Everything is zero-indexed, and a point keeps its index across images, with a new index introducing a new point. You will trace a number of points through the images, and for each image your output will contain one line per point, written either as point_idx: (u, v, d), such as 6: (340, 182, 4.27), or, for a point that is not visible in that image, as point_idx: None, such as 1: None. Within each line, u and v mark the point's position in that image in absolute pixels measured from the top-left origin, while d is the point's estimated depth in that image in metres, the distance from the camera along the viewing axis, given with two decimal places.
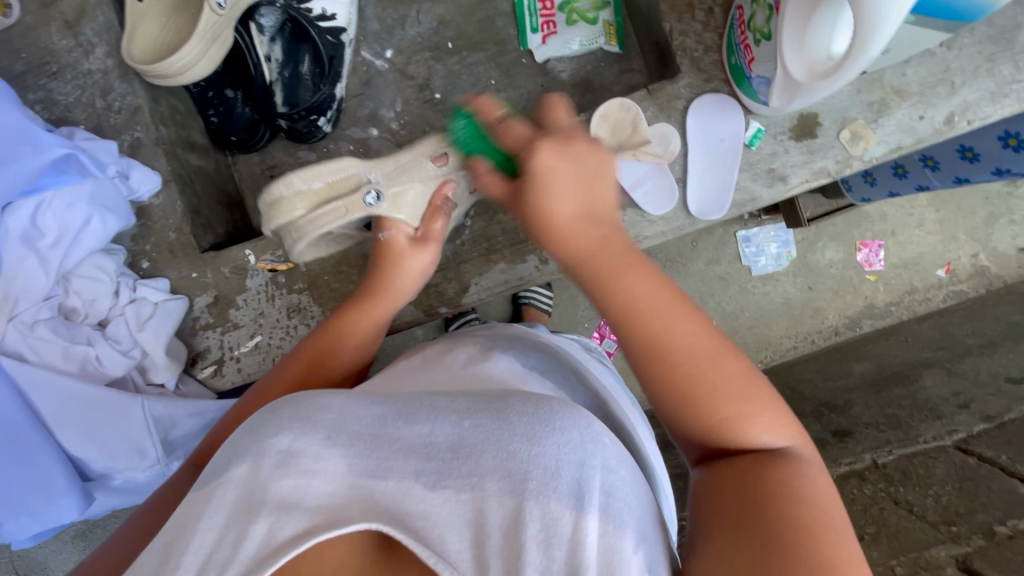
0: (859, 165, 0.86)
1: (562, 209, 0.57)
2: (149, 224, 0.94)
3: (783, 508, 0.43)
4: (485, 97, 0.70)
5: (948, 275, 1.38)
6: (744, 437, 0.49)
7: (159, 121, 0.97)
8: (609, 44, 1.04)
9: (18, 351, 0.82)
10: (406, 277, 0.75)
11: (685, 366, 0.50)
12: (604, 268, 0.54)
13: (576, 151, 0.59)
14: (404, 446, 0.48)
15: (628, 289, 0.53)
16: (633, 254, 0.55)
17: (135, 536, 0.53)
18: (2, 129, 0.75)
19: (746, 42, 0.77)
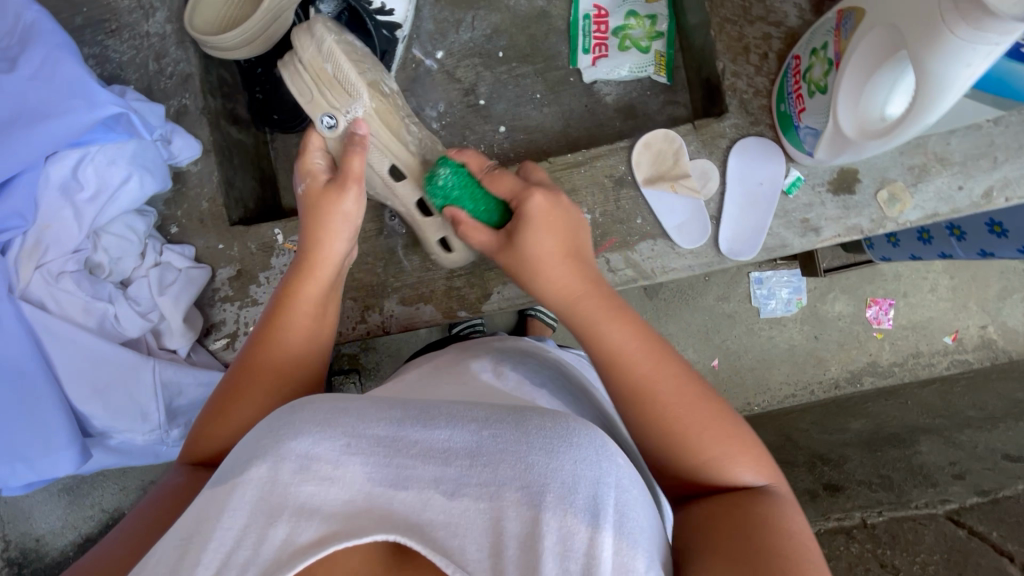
0: (892, 226, 0.86)
1: (547, 248, 0.61)
2: (183, 191, 0.95)
3: (763, 540, 0.45)
4: (472, 153, 0.76)
5: (955, 343, 1.38)
6: (725, 474, 0.51)
7: (208, 90, 0.97)
8: (658, 74, 1.06)
9: (41, 300, 0.81)
10: (328, 234, 0.70)
11: (669, 408, 0.52)
12: (591, 313, 0.58)
13: (562, 201, 0.64)
14: (422, 451, 0.46)
15: (612, 332, 0.56)
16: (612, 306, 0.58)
17: (145, 527, 0.53)
18: (61, 81, 0.76)
19: (800, 92, 0.78)
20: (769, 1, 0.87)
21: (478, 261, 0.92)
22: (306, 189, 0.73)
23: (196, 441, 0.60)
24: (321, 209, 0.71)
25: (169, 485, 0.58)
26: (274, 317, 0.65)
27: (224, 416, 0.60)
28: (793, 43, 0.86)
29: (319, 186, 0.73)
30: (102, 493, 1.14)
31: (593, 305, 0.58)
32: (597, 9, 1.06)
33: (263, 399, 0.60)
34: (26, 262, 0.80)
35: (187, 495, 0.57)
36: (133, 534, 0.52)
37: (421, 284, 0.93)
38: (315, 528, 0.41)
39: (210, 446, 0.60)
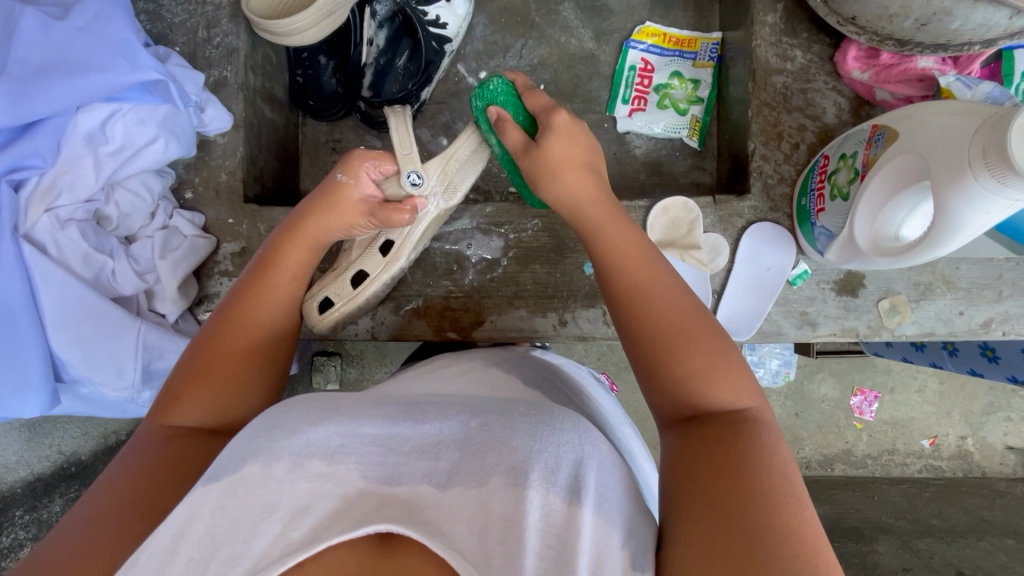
0: (887, 336, 0.87)
1: (567, 161, 0.70)
2: (206, 158, 0.95)
3: (745, 473, 0.45)
4: (516, 70, 0.80)
5: (932, 447, 1.38)
6: (706, 396, 0.52)
7: (250, 67, 0.99)
8: (689, 138, 1.07)
9: (42, 243, 0.81)
10: (339, 217, 0.76)
11: (660, 311, 0.57)
12: (598, 219, 0.67)
13: (575, 129, 0.72)
14: (416, 447, 0.49)
15: (609, 240, 0.65)
16: (638, 250, 0.63)
17: (148, 482, 0.53)
18: (109, 40, 0.77)
19: (822, 192, 0.78)
20: (810, 94, 0.88)
21: (478, 287, 0.93)
22: (343, 176, 0.76)
23: (165, 404, 0.61)
24: (334, 208, 0.75)
25: (147, 452, 0.56)
26: (252, 285, 0.72)
27: (195, 373, 0.63)
28: (824, 140, 0.88)
29: (352, 197, 0.76)
30: (61, 436, 1.14)
31: (624, 257, 0.62)
32: (644, 63, 1.09)
33: (244, 374, 0.65)
34: (37, 203, 0.80)
35: (180, 462, 0.56)
36: (134, 490, 0.52)
37: (420, 297, 0.93)
38: (309, 525, 0.43)
39: (179, 407, 0.60)
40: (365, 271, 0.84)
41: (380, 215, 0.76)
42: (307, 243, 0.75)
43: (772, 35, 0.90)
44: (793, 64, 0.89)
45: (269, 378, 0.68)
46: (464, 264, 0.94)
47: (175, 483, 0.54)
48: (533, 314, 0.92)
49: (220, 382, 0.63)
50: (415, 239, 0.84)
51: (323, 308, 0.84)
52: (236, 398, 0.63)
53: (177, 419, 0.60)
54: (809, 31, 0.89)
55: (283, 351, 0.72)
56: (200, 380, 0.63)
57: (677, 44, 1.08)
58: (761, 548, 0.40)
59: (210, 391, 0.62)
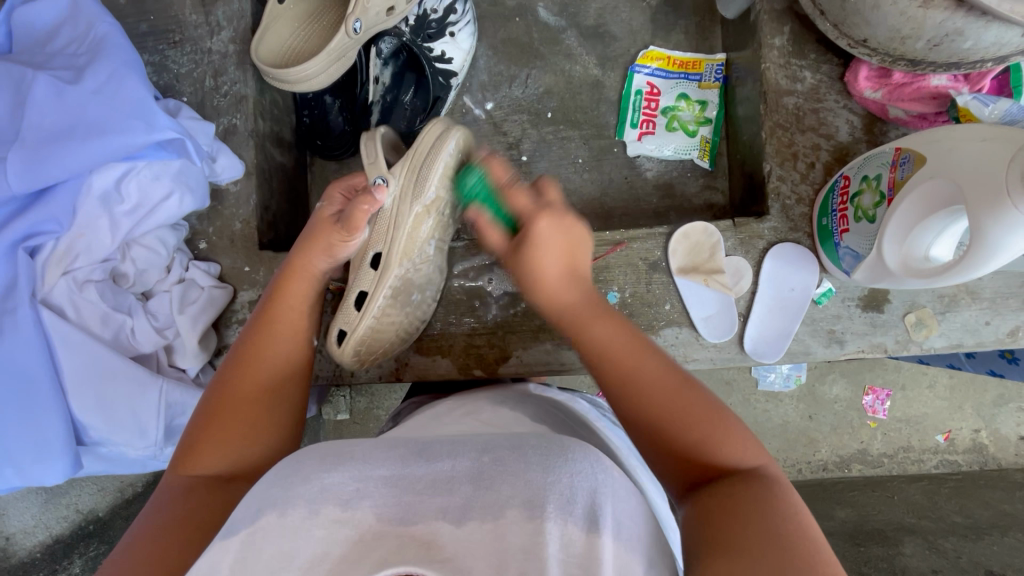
0: (915, 350, 0.87)
1: (554, 268, 0.66)
2: (219, 207, 0.94)
3: (770, 530, 0.44)
4: (497, 159, 0.74)
5: (946, 442, 1.38)
6: (721, 462, 0.52)
7: (258, 113, 0.98)
8: (700, 159, 1.07)
9: (60, 307, 0.79)
10: (318, 246, 0.73)
11: (650, 407, 0.55)
12: (581, 317, 0.63)
13: (570, 224, 0.67)
14: (429, 485, 0.47)
15: (600, 334, 0.61)
16: (637, 355, 0.59)
17: (164, 534, 0.52)
18: (124, 101, 0.73)
19: (845, 212, 0.78)
20: (822, 113, 0.89)
21: (501, 322, 0.92)
22: (321, 206, 0.76)
23: (181, 454, 0.60)
24: (317, 235, 0.73)
25: (164, 505, 0.55)
26: (258, 325, 0.70)
27: (216, 422, 0.62)
28: (839, 158, 0.88)
29: (325, 216, 0.75)
30: (79, 493, 1.12)
31: (622, 365, 0.58)
32: (650, 86, 1.09)
33: (256, 423, 0.63)
34: (54, 266, 0.78)
35: (196, 511, 0.55)
36: (152, 546, 0.51)
37: (442, 335, 0.92)
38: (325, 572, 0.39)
39: (196, 455, 0.60)
40: (364, 290, 0.76)
41: (348, 214, 0.71)
42: (302, 279, 0.74)
43: (780, 57, 0.90)
44: (803, 85, 0.89)
45: (281, 418, 0.66)
46: (485, 299, 0.92)
47: (200, 535, 0.53)
48: (558, 347, 0.91)
49: (233, 426, 0.62)
50: (397, 242, 0.74)
51: (340, 339, 0.79)
52: (246, 441, 0.62)
53: (200, 468, 0.59)
54: (818, 51, 0.89)
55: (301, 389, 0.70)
56: (211, 424, 0.62)
57: (682, 67, 1.09)
58: None
59: (222, 437, 0.61)
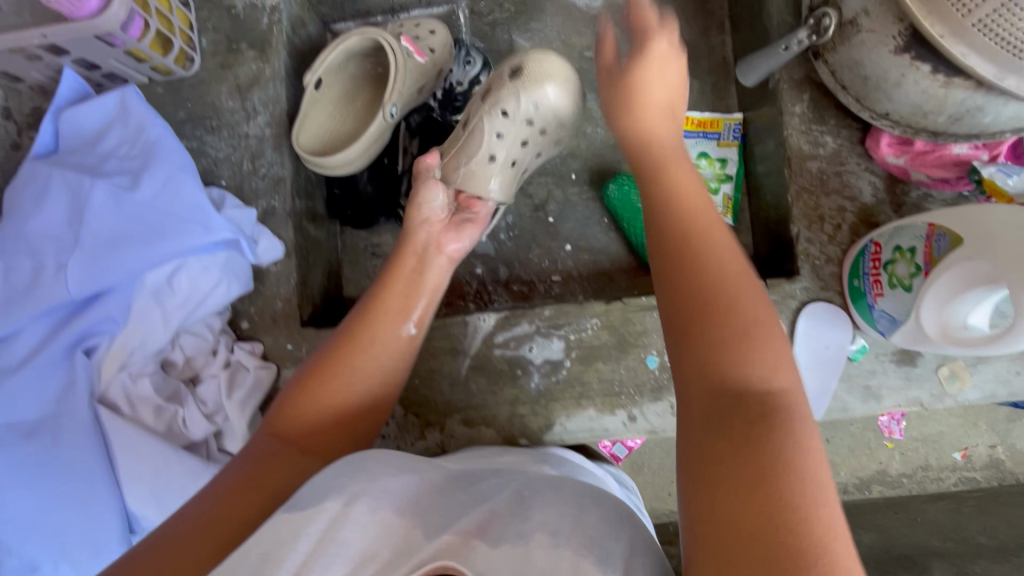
0: (952, 402, 0.89)
1: (659, 125, 0.71)
2: (262, 288, 0.95)
3: (772, 465, 0.42)
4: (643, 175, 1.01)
5: (964, 459, 1.39)
6: (747, 366, 0.49)
7: (295, 193, 1.00)
8: (724, 216, 1.10)
9: (115, 403, 0.80)
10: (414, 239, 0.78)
11: (694, 260, 0.56)
12: (661, 157, 0.67)
13: (658, 54, 0.73)
14: (464, 506, 0.53)
15: (674, 178, 0.65)
16: (722, 272, 0.55)
17: (238, 498, 0.55)
18: (183, 204, 0.78)
19: (878, 277, 0.81)
20: (845, 176, 0.92)
21: (544, 390, 0.93)
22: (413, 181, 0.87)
23: (279, 417, 0.63)
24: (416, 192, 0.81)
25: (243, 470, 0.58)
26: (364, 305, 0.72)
27: (313, 394, 0.64)
28: (865, 219, 0.91)
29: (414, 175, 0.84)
30: None
31: (703, 266, 0.55)
32: None
33: (341, 415, 0.65)
34: (111, 363, 0.79)
35: (274, 487, 0.57)
36: (225, 508, 0.53)
37: (487, 406, 0.93)
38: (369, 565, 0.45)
39: (289, 422, 0.62)
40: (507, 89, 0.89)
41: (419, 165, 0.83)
42: (410, 266, 0.76)
43: (801, 124, 0.94)
44: (825, 149, 0.93)
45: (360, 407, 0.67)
46: (527, 368, 0.93)
47: (265, 499, 0.55)
48: (602, 413, 0.92)
49: (329, 407, 0.64)
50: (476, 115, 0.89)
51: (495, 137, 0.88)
52: (330, 418, 0.64)
53: (295, 428, 0.62)
54: (837, 116, 0.93)
55: (391, 394, 0.70)
56: (308, 399, 0.64)
57: (700, 126, 1.13)
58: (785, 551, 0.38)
59: (319, 413, 0.64)
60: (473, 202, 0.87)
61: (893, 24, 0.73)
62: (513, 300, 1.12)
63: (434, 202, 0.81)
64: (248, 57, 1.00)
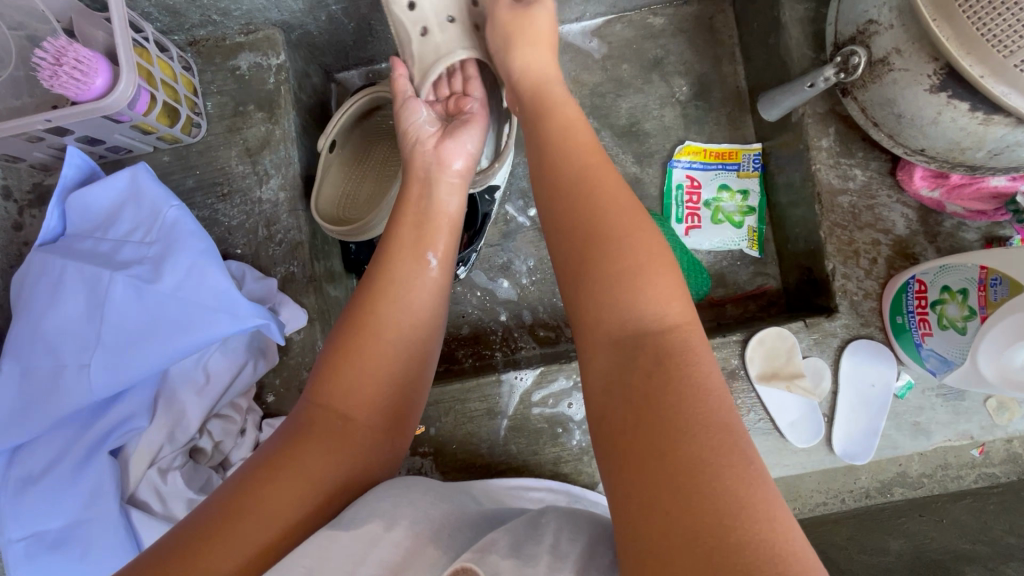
0: (1002, 433, 0.88)
1: (578, 122, 0.66)
2: (285, 359, 0.89)
3: (693, 450, 0.43)
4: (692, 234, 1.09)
5: (979, 455, 0.95)
6: (666, 351, 0.49)
7: (313, 256, 0.96)
8: (750, 249, 1.08)
9: (146, 503, 0.75)
10: (444, 207, 0.73)
11: (611, 246, 0.55)
12: (565, 134, 0.65)
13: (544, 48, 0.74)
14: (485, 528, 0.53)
15: (581, 155, 0.62)
16: (615, 259, 0.54)
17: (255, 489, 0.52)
18: (209, 292, 0.74)
19: (924, 315, 0.80)
20: (877, 209, 0.91)
21: (586, 446, 0.91)
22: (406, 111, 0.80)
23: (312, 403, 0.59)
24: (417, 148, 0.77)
25: (263, 459, 0.55)
26: (376, 282, 0.66)
27: (348, 356, 0.61)
28: (901, 251, 0.89)
29: (404, 96, 0.81)
30: None
31: (595, 257, 0.55)
32: (690, 180, 1.10)
33: (359, 400, 0.60)
34: (139, 460, 0.75)
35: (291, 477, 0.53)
36: (242, 501, 0.51)
37: (528, 466, 0.90)
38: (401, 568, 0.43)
39: (322, 408, 0.59)
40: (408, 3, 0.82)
41: (399, 95, 0.81)
42: (414, 195, 0.73)
43: (829, 158, 0.92)
44: (855, 183, 0.92)
45: (379, 397, 0.61)
46: (567, 425, 0.91)
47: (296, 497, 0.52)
48: None
49: (355, 388, 0.60)
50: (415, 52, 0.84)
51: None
52: (348, 405, 0.59)
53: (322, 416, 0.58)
54: (864, 149, 0.92)
55: (434, 342, 0.67)
56: (332, 383, 0.60)
57: (719, 157, 1.10)
58: (701, 525, 0.39)
59: (340, 396, 0.59)
60: (461, 104, 0.82)
61: (926, 64, 0.72)
62: (540, 347, 1.10)
63: (419, 120, 0.79)
64: (256, 119, 0.97)
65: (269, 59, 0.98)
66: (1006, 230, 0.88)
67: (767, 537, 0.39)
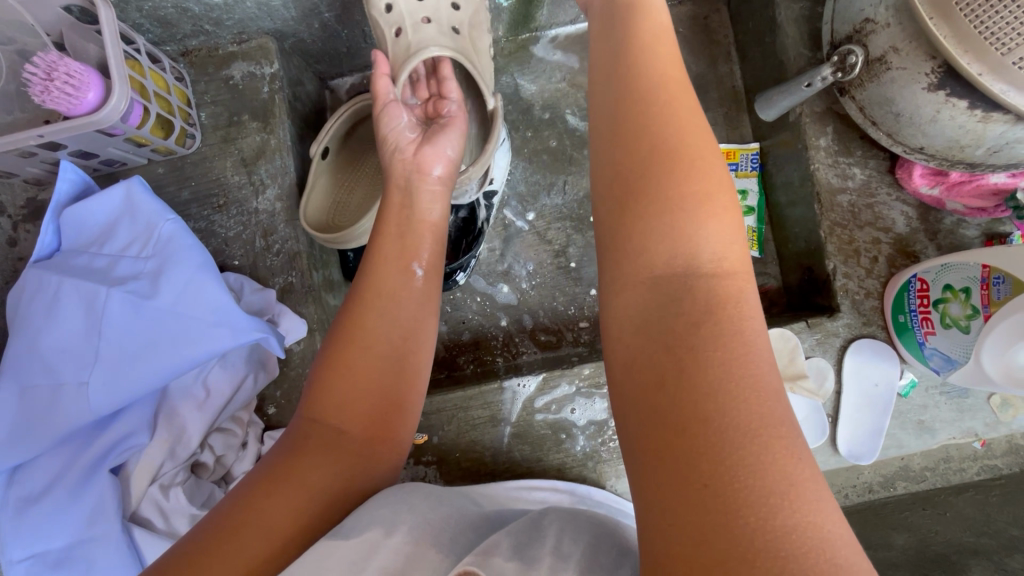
0: (1006, 429, 0.88)
1: (653, 43, 0.58)
2: (286, 370, 0.88)
3: (729, 420, 0.39)
4: None
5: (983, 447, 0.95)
6: (706, 305, 0.45)
7: (311, 266, 0.96)
8: (750, 249, 1.08)
9: (148, 520, 0.74)
10: (432, 211, 0.73)
11: (665, 178, 0.50)
12: (624, 60, 0.57)
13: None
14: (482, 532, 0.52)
15: (642, 75, 0.55)
16: (662, 196, 0.49)
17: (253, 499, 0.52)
18: (207, 306, 0.74)
19: (927, 313, 0.79)
20: (876, 208, 0.91)
21: (590, 452, 0.90)
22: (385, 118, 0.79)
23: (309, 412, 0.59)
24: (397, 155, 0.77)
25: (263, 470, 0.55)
26: (367, 288, 0.65)
27: (338, 370, 0.60)
28: (902, 249, 0.89)
29: (385, 100, 0.79)
30: None
31: (642, 194, 0.50)
32: None
33: (354, 404, 0.59)
34: (140, 477, 0.74)
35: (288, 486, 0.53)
36: (241, 512, 0.51)
37: (533, 472, 0.90)
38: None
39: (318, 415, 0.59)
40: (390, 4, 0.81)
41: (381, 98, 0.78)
42: (396, 202, 0.72)
43: (828, 157, 0.92)
44: (854, 182, 0.92)
45: (374, 399, 0.60)
46: (571, 432, 0.91)
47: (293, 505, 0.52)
48: None
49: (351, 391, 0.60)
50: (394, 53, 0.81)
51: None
52: (345, 411, 0.59)
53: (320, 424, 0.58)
54: (862, 148, 0.92)
55: (425, 350, 0.66)
56: (331, 388, 0.60)
57: None
58: (733, 505, 0.36)
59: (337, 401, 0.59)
60: (439, 108, 0.82)
61: (925, 61, 0.72)
62: (541, 352, 1.09)
63: (399, 125, 0.78)
64: (252, 129, 0.96)
65: (263, 68, 0.97)
66: (1007, 226, 0.88)
67: (806, 517, 0.36)
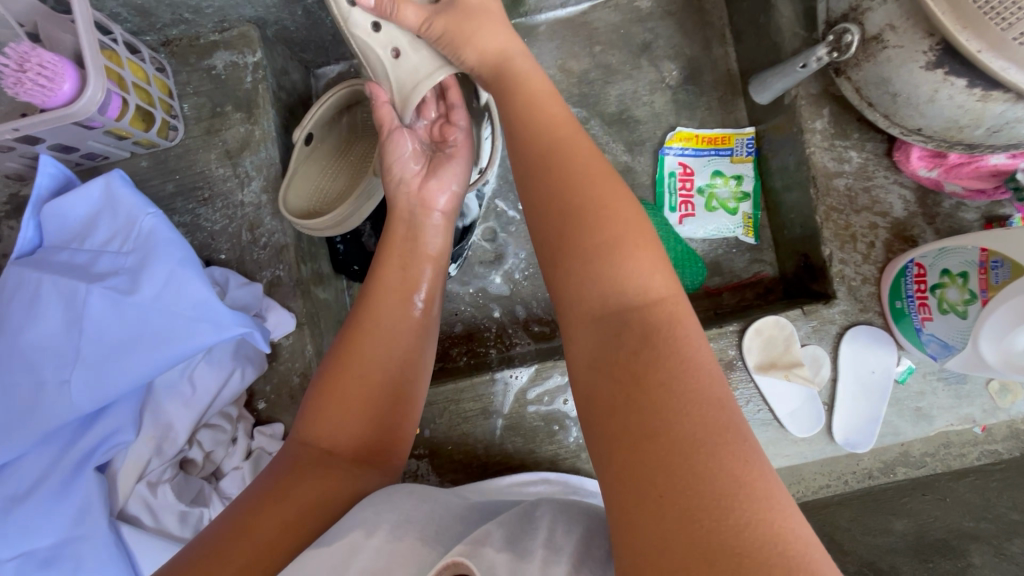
0: (1004, 416, 0.87)
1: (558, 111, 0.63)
2: (274, 365, 0.88)
3: (684, 431, 0.41)
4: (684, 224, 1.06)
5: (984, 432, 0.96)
6: (649, 332, 0.47)
7: (299, 259, 0.94)
8: (745, 236, 1.06)
9: (137, 516, 0.74)
10: (428, 229, 0.74)
11: (597, 228, 0.53)
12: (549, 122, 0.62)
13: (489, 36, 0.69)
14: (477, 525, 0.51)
15: (564, 141, 0.60)
16: (598, 242, 0.52)
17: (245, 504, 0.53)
18: (188, 302, 0.73)
19: (925, 300, 0.78)
20: (873, 192, 0.89)
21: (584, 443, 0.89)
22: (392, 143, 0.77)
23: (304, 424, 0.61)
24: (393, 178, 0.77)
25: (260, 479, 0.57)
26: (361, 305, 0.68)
27: (328, 384, 0.62)
28: (899, 234, 0.88)
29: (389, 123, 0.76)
30: None
31: (577, 245, 0.53)
32: (683, 167, 1.07)
33: (345, 409, 0.61)
34: (128, 474, 0.74)
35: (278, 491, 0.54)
36: (233, 516, 0.52)
37: (526, 464, 0.89)
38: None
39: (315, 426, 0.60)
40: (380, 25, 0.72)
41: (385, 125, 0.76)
42: (399, 235, 0.73)
43: (824, 140, 0.90)
44: (851, 165, 0.90)
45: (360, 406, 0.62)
46: (564, 423, 0.90)
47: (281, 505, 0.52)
48: None
49: (342, 399, 0.61)
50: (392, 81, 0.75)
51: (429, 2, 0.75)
52: (336, 419, 0.60)
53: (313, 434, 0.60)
54: (860, 130, 0.90)
55: (417, 365, 0.67)
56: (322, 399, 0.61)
57: (712, 143, 1.08)
58: (696, 511, 0.38)
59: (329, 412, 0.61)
60: (445, 134, 0.78)
61: (923, 39, 0.69)
62: (535, 343, 1.08)
63: (404, 156, 0.76)
64: (235, 119, 0.94)
65: (246, 57, 0.95)
66: (1008, 208, 0.86)
67: (763, 514, 0.37)
